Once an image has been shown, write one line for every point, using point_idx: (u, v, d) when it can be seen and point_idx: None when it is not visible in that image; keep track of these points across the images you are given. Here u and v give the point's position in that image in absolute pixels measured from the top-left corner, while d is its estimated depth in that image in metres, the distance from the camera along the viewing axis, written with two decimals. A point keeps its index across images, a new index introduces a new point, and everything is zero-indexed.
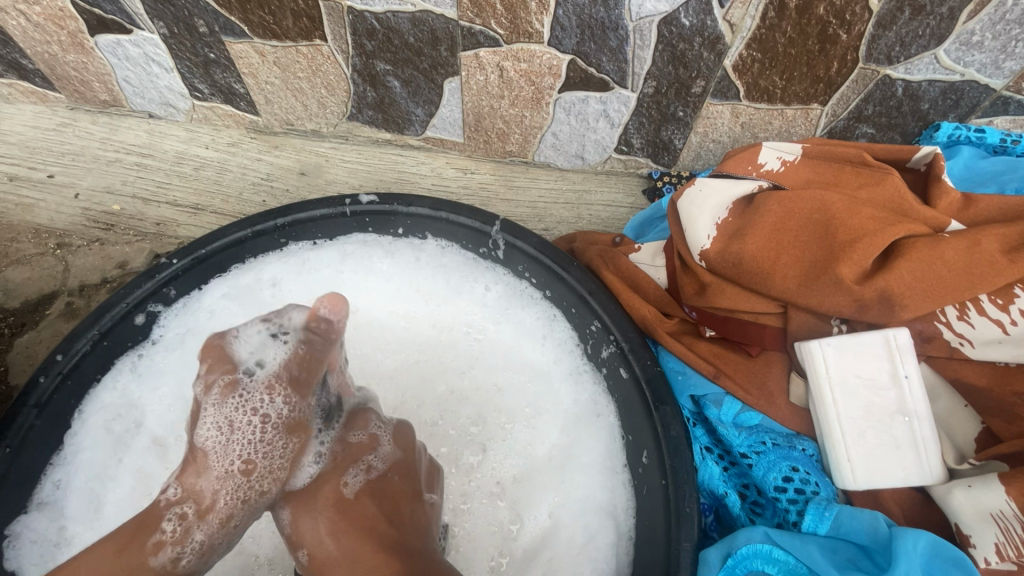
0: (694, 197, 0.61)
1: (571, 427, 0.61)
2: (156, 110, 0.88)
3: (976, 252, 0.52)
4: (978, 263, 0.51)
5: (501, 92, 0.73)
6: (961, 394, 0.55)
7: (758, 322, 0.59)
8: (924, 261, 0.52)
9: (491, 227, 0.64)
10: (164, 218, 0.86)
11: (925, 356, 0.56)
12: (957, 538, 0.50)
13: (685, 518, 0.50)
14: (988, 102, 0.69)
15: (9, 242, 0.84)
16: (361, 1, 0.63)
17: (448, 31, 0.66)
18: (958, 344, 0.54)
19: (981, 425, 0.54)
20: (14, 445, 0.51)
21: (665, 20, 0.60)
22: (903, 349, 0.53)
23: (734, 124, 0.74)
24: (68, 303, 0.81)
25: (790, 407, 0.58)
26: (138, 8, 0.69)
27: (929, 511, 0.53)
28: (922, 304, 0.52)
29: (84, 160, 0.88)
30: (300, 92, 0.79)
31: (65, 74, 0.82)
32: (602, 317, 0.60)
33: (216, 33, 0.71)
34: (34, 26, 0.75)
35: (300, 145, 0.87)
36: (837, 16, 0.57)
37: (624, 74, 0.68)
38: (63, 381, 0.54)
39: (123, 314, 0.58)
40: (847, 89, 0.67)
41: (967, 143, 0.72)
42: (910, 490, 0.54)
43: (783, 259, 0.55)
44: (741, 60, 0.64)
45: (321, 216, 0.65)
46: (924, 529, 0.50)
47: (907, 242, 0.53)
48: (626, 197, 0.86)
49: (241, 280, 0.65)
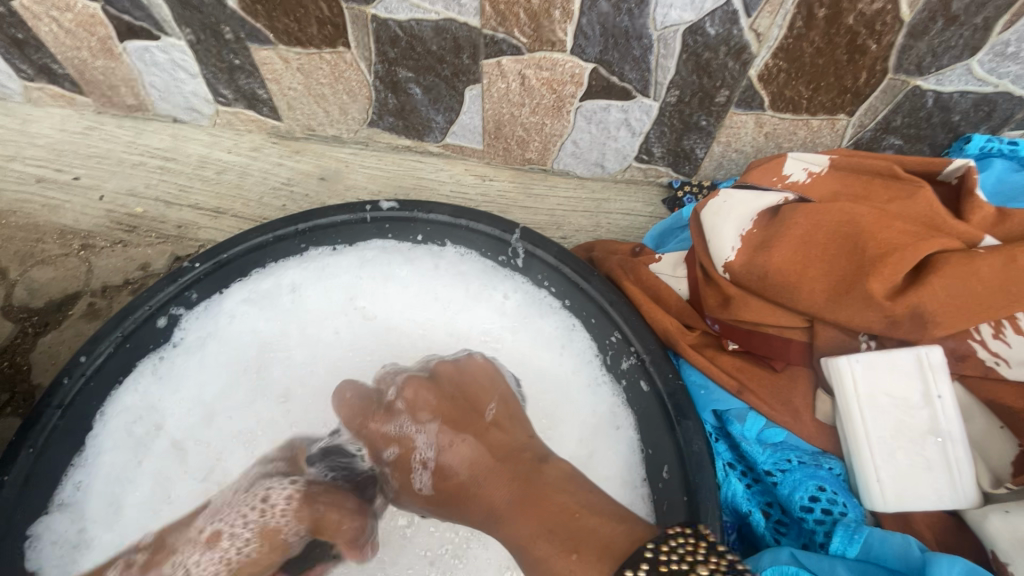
0: (719, 209, 0.61)
1: (588, 439, 0.60)
2: (181, 115, 0.89)
3: (1013, 268, 0.50)
4: (1015, 280, 0.50)
5: (522, 100, 0.73)
6: (997, 415, 0.53)
7: (783, 336, 0.58)
8: (958, 277, 0.50)
9: (512, 236, 0.65)
10: (186, 221, 0.87)
11: (959, 375, 0.54)
12: (993, 565, 0.49)
13: None
14: (1022, 114, 0.68)
15: (35, 243, 0.86)
16: (385, 9, 0.64)
17: (471, 39, 0.66)
18: (994, 363, 0.52)
19: (1018, 447, 0.52)
20: (37, 445, 0.52)
21: (691, 29, 0.60)
22: (936, 367, 0.51)
23: (757, 134, 0.73)
24: (90, 304, 0.82)
25: (816, 424, 0.56)
26: (166, 15, 0.70)
27: (961, 536, 0.52)
28: (955, 322, 0.51)
29: (110, 163, 0.89)
30: (322, 99, 0.80)
31: (93, 79, 0.84)
32: (622, 328, 0.60)
33: (242, 40, 0.71)
34: (65, 32, 0.76)
35: (321, 151, 0.88)
36: (867, 26, 0.57)
37: (647, 83, 0.68)
38: (86, 382, 0.56)
39: (145, 316, 0.59)
40: (875, 100, 0.66)
41: (1000, 156, 0.69)
42: (941, 514, 0.53)
43: (811, 273, 0.54)
44: (767, 70, 0.63)
45: (342, 222, 0.65)
46: (957, 554, 0.49)
47: (941, 257, 0.52)
48: (645, 206, 0.85)
49: (261, 285, 0.65)
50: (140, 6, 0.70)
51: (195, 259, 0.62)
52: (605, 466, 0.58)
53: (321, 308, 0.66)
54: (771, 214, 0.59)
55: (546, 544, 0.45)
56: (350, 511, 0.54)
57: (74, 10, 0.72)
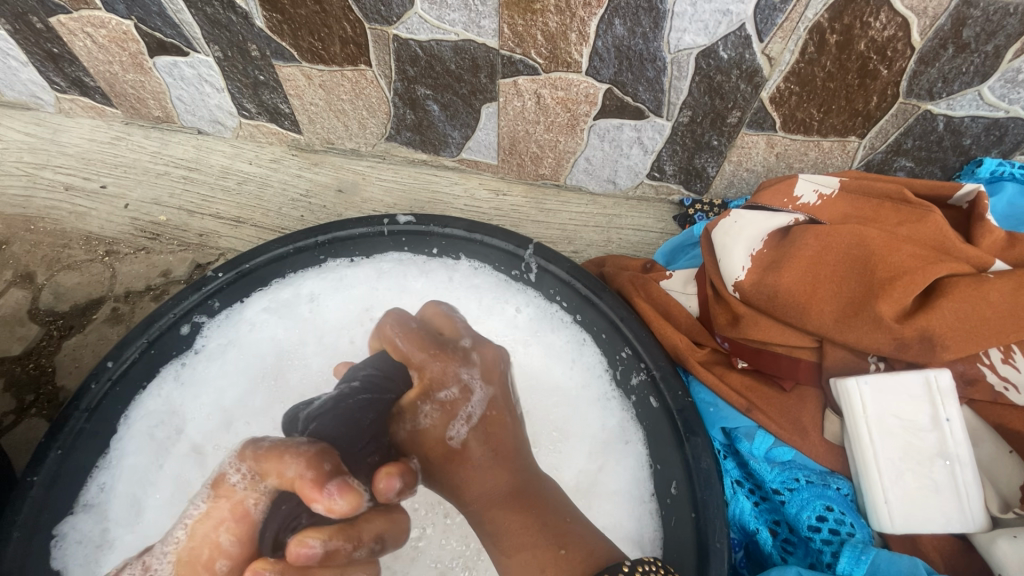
0: (729, 228, 0.62)
1: (599, 451, 0.59)
2: (205, 127, 0.91)
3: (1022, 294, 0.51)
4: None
5: (537, 118, 0.75)
6: (1007, 440, 0.53)
7: (792, 355, 0.59)
8: (967, 301, 0.51)
9: (524, 251, 0.67)
10: (207, 230, 0.89)
11: (968, 399, 0.55)
12: None
13: (713, 553, 0.51)
14: None
15: (62, 248, 0.88)
16: (406, 30, 0.66)
17: (489, 59, 0.68)
18: (1002, 388, 0.53)
19: None
20: (65, 445, 0.55)
21: (704, 52, 0.61)
22: (944, 391, 0.52)
23: (769, 154, 0.74)
24: (113, 308, 0.85)
25: (826, 444, 0.57)
26: (196, 33, 0.73)
27: (970, 560, 0.52)
28: (967, 346, 0.51)
29: (136, 173, 0.92)
30: (342, 114, 0.82)
31: (123, 91, 0.87)
32: (633, 343, 0.62)
33: (267, 57, 0.74)
34: (99, 47, 0.79)
35: (339, 164, 0.90)
36: (878, 51, 0.58)
37: (660, 104, 0.69)
38: (112, 387, 0.59)
39: (170, 324, 0.62)
40: (886, 122, 0.67)
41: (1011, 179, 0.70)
42: (949, 537, 0.53)
43: (820, 294, 0.55)
44: (778, 92, 0.65)
45: (360, 235, 0.68)
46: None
47: (950, 281, 0.52)
48: (656, 222, 0.86)
49: (281, 294, 0.66)
50: (172, 25, 0.72)
51: (219, 269, 0.66)
52: (616, 480, 0.57)
53: (333, 317, 0.65)
54: (778, 233, 0.60)
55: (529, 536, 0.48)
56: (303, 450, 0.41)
57: (109, 27, 0.75)
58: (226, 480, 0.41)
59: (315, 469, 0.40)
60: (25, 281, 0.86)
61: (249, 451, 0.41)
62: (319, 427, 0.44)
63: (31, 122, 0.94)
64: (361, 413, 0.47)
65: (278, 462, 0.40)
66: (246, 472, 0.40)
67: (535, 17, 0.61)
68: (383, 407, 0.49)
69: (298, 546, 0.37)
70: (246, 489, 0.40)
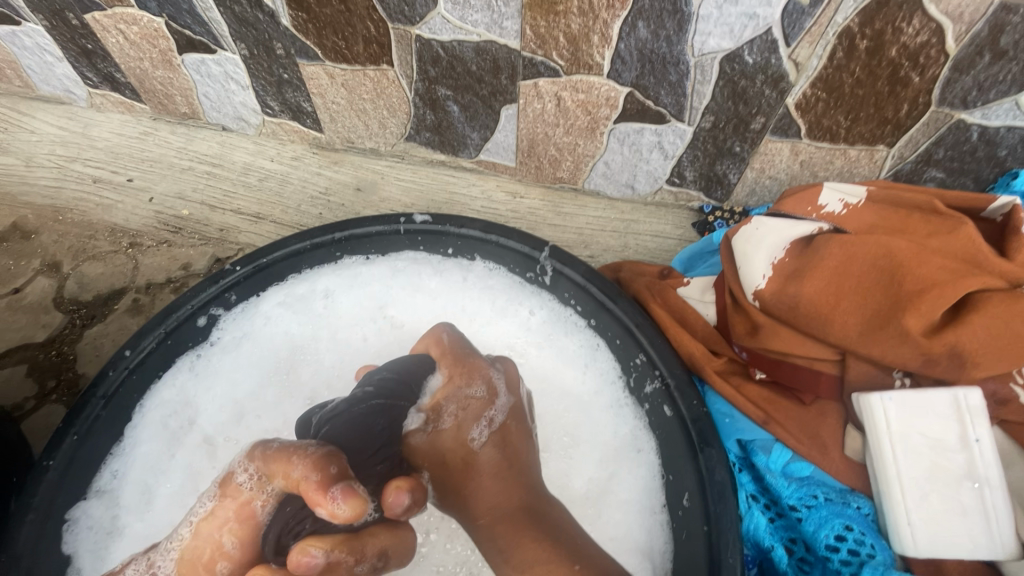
0: (751, 235, 0.60)
1: (609, 460, 0.59)
2: (230, 124, 0.93)
3: None
4: None
5: (556, 121, 0.75)
6: None
7: (812, 368, 0.57)
8: (999, 317, 0.49)
9: (540, 253, 0.65)
10: (228, 225, 0.90)
11: (998, 420, 0.53)
12: None
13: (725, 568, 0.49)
14: None
15: (87, 239, 0.90)
16: (428, 30, 0.66)
17: (510, 60, 0.68)
18: None
19: None
20: (81, 432, 0.55)
21: (729, 56, 0.60)
22: (974, 410, 0.50)
23: (793, 162, 0.72)
24: (134, 300, 0.86)
25: (846, 461, 0.55)
26: (224, 31, 0.74)
27: None
28: (995, 363, 0.50)
29: (161, 167, 0.94)
30: (364, 113, 0.83)
31: (152, 88, 0.89)
32: (648, 350, 0.60)
33: (292, 56, 0.75)
34: (130, 44, 0.81)
35: (358, 163, 0.90)
36: (911, 58, 0.56)
37: (682, 108, 0.68)
38: (128, 375, 0.59)
39: (187, 315, 0.62)
40: (916, 132, 0.65)
41: None
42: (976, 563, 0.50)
43: (843, 305, 0.53)
44: (804, 98, 0.63)
45: (377, 232, 0.67)
46: None
47: (983, 296, 0.50)
48: (674, 229, 0.85)
49: (296, 289, 0.67)
50: (201, 22, 0.74)
51: (236, 262, 0.65)
52: (627, 488, 0.58)
53: (352, 315, 0.67)
54: (802, 242, 0.58)
55: (538, 552, 0.47)
56: (312, 453, 0.41)
57: (141, 24, 0.77)
58: (234, 480, 0.42)
59: (320, 472, 0.39)
60: (51, 270, 0.89)
61: (258, 451, 0.42)
62: (331, 430, 0.48)
63: (64, 115, 0.97)
64: (373, 419, 0.50)
65: (284, 464, 0.40)
66: (255, 472, 0.41)
67: (558, 19, 0.61)
68: (394, 415, 0.52)
69: (300, 555, 0.37)
70: (253, 490, 0.41)
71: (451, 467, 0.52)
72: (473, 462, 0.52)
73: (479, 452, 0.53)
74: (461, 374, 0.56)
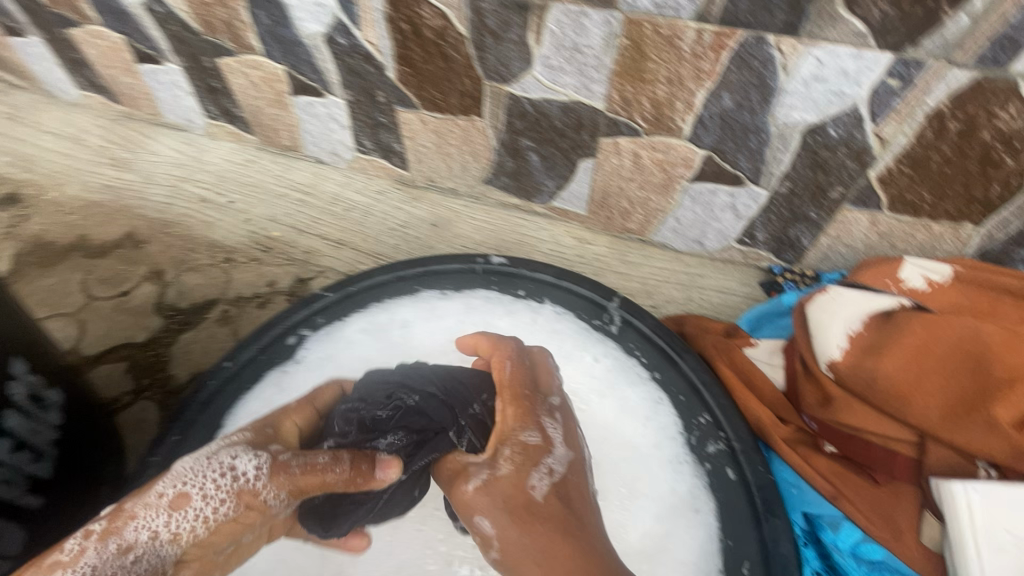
0: (829, 305, 0.60)
1: (666, 515, 0.59)
2: (325, 158, 0.99)
3: None
4: None
5: (632, 176, 0.77)
6: None
7: (887, 447, 0.57)
8: None
9: (608, 302, 0.68)
10: (313, 248, 0.99)
11: None
12: None
13: None
14: None
15: (189, 252, 1.01)
16: (521, 88, 0.72)
17: (594, 119, 0.72)
18: None
19: None
20: (180, 433, 0.62)
21: (812, 129, 0.62)
22: None
23: (870, 232, 0.72)
24: (224, 311, 0.96)
25: (921, 548, 0.54)
26: (335, 79, 0.82)
27: None
28: None
29: (258, 192, 1.03)
30: (448, 157, 0.88)
31: (261, 122, 0.97)
32: (714, 411, 0.62)
33: (392, 103, 0.82)
34: (251, 85, 0.90)
35: (436, 200, 0.95)
36: (1004, 142, 0.56)
37: (759, 172, 0.70)
38: (226, 385, 0.65)
39: (279, 334, 0.68)
40: (1007, 212, 0.64)
41: None
42: None
43: (925, 387, 0.55)
44: (888, 172, 0.64)
45: (455, 270, 0.72)
46: None
47: None
48: (741, 286, 0.85)
49: (376, 317, 0.70)
50: (316, 71, 0.83)
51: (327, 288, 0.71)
52: (681, 547, 0.57)
53: (425, 346, 0.70)
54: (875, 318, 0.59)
55: None
56: (335, 467, 0.53)
57: (263, 69, 0.86)
58: (249, 488, 0.51)
59: (353, 481, 0.53)
60: (155, 277, 0.99)
61: (284, 480, 0.52)
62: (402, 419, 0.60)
63: (180, 140, 1.08)
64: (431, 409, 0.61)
65: (319, 474, 0.53)
66: (288, 487, 0.53)
67: (644, 86, 0.65)
68: (451, 403, 0.62)
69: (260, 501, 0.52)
70: (283, 499, 0.53)
71: (506, 514, 0.52)
72: (527, 509, 0.52)
73: (515, 490, 0.53)
74: (518, 414, 0.58)
